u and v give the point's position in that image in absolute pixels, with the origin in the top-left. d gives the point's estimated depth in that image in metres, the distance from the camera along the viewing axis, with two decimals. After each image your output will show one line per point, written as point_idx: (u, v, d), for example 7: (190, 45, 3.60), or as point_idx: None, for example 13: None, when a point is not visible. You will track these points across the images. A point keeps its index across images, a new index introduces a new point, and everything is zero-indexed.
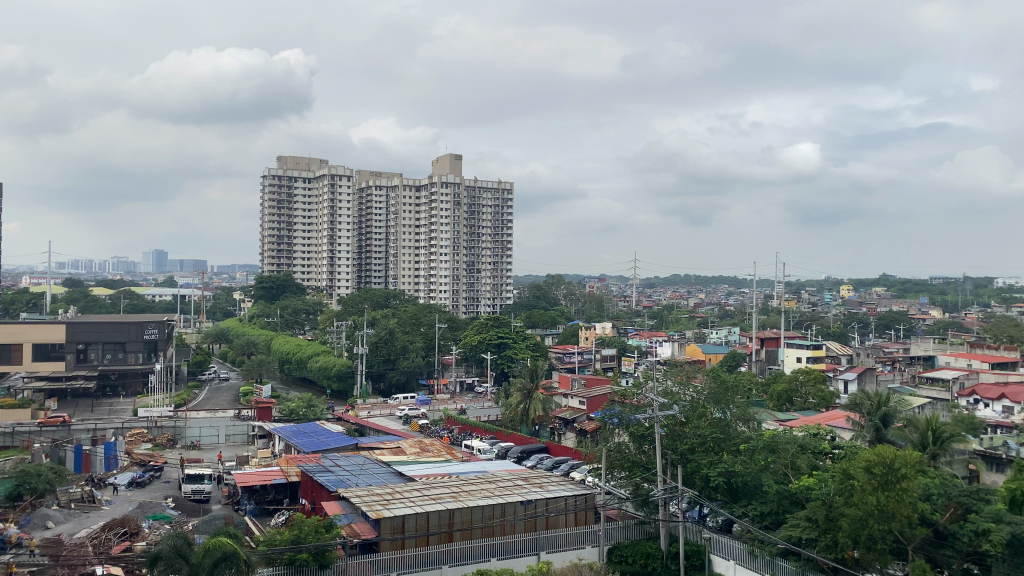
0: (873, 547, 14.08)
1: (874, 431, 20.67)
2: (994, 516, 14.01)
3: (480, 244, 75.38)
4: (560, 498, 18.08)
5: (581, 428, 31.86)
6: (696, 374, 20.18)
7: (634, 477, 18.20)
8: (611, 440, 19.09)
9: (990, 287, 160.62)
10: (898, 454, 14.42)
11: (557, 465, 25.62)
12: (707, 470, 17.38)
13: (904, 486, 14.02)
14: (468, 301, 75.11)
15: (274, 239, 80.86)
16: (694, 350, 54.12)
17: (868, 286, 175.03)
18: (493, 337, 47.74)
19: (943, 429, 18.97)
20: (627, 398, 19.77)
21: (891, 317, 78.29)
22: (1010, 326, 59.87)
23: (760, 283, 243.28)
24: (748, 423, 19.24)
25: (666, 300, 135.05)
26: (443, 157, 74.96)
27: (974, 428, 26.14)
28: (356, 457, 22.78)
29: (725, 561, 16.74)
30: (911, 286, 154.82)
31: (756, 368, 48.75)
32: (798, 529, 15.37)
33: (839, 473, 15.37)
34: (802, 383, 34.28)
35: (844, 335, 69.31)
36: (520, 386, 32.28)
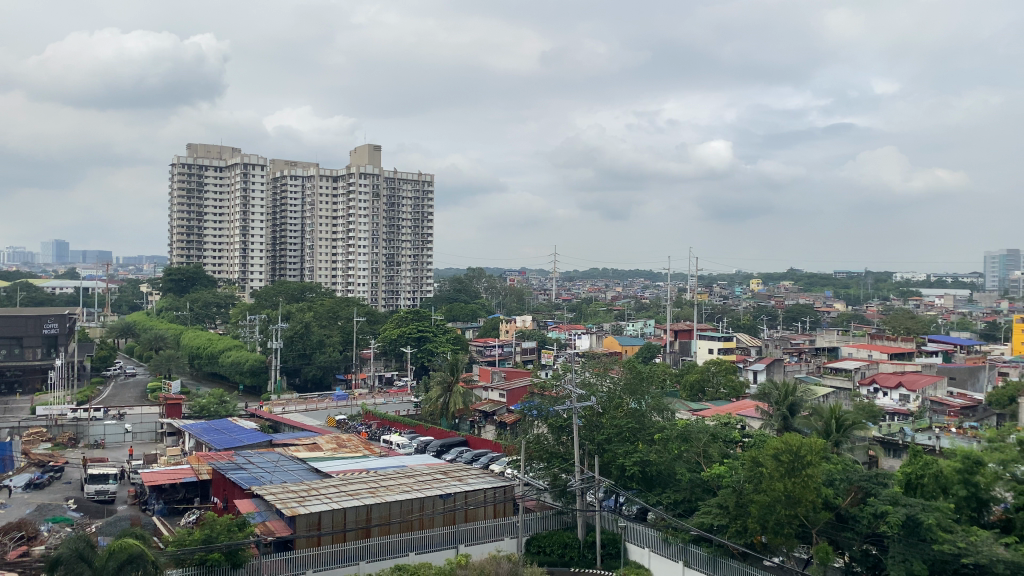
0: (780, 531, 14.67)
1: (782, 420, 21.50)
2: (891, 498, 14.65)
3: (400, 237, 74.75)
4: (479, 490, 18.07)
5: (500, 420, 32.04)
6: (614, 365, 20.46)
7: (552, 468, 18.39)
8: (530, 432, 19.23)
9: (889, 279, 169.83)
10: (804, 442, 14.93)
11: (476, 459, 25.70)
12: (623, 459, 17.73)
13: (808, 472, 14.55)
14: (388, 294, 74.40)
15: (183, 230, 78.21)
16: (611, 341, 55.01)
17: (777, 278, 182.07)
18: (413, 330, 47.22)
19: (846, 416, 19.83)
20: (545, 390, 19.86)
21: (799, 310, 81.52)
22: (907, 318, 63.20)
23: (675, 276, 249.47)
24: (663, 412, 19.58)
25: (583, 293, 136.73)
26: (361, 146, 73.81)
27: (874, 416, 27.57)
28: (270, 454, 22.25)
29: (640, 549, 17.10)
30: (818, 280, 161.58)
31: (671, 359, 49.87)
32: (710, 516, 15.81)
33: (748, 460, 15.89)
34: (713, 374, 35.34)
35: (754, 327, 71.79)
36: (439, 379, 32.06)
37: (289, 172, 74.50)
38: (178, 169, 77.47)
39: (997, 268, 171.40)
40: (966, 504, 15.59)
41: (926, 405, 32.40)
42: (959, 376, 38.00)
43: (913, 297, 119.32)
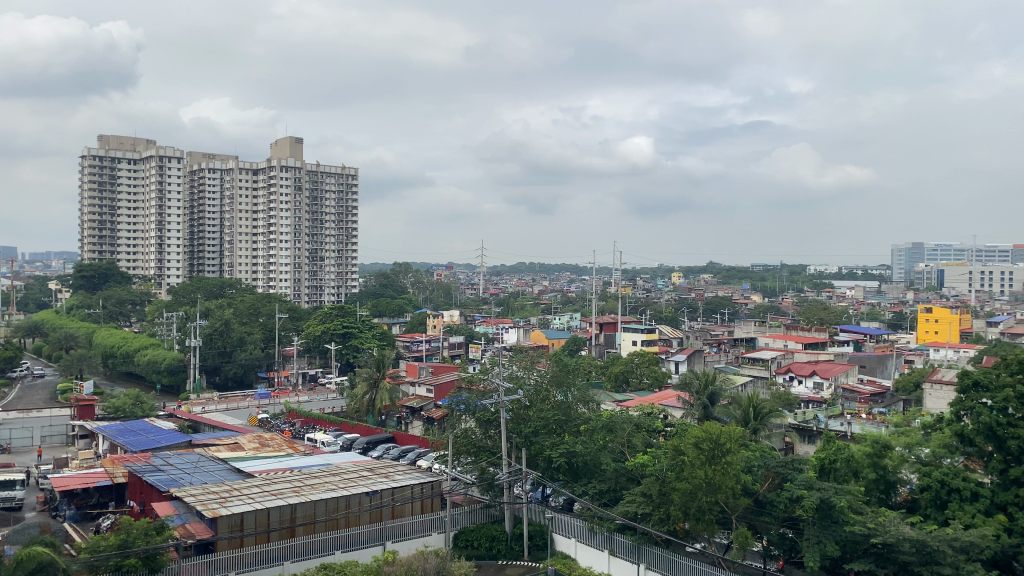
0: (701, 518, 15.05)
1: (702, 409, 22.10)
2: (806, 483, 15.19)
3: (323, 231, 73.62)
4: (406, 487, 17.94)
5: (427, 415, 31.88)
6: (540, 358, 20.56)
7: (480, 462, 18.42)
8: (458, 427, 19.16)
9: (804, 272, 176.27)
10: (723, 430, 15.38)
11: (403, 455, 25.59)
12: (549, 451, 17.92)
13: (728, 460, 14.98)
14: (311, 290, 73.08)
15: (95, 225, 75.16)
16: (538, 334, 55.48)
17: (699, 272, 186.56)
18: (337, 326, 46.53)
19: (763, 405, 20.48)
20: (473, 385, 19.82)
21: (719, 302, 84.00)
22: (821, 309, 65.72)
23: (601, 270, 253.00)
24: (588, 404, 19.82)
25: (510, 287, 137.20)
26: (282, 139, 72.30)
27: (790, 404, 28.62)
28: (190, 455, 21.64)
29: (567, 540, 17.32)
30: (736, 273, 166.46)
31: (596, 352, 50.57)
32: (634, 504, 16.09)
33: (671, 449, 16.27)
34: (637, 365, 36.09)
35: (676, 319, 73.57)
36: (365, 375, 31.69)
37: (207, 165, 72.41)
38: (88, 160, 74.37)
39: (903, 260, 179.74)
40: (875, 486, 16.36)
41: (838, 392, 33.79)
42: (869, 364, 39.68)
43: (825, 288, 123.88)
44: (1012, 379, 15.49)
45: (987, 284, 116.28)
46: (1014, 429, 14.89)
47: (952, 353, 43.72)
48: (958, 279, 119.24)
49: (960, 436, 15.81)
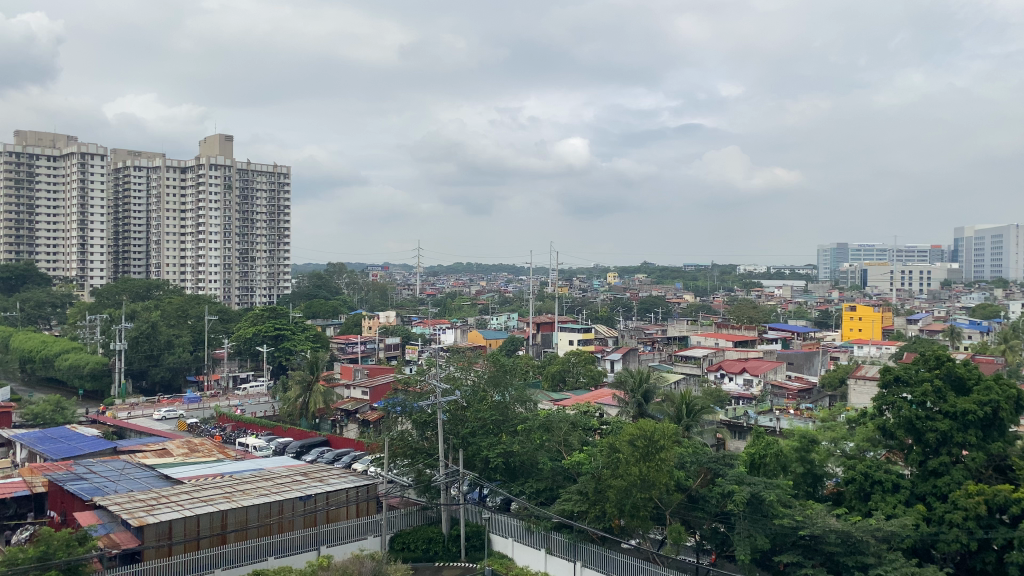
0: (636, 514, 15.30)
1: (637, 406, 22.41)
2: (736, 478, 15.54)
3: (254, 231, 72.25)
4: (341, 491, 17.68)
5: (363, 418, 31.49)
6: (478, 358, 20.48)
7: (416, 464, 18.30)
8: (394, 429, 18.99)
9: (735, 272, 180.45)
10: (657, 427, 15.67)
11: (338, 458, 25.33)
12: (487, 452, 17.92)
13: (662, 457, 15.25)
14: (242, 291, 71.64)
15: (12, 224, 72.06)
16: (475, 335, 55.42)
17: (633, 271, 189.15)
18: (270, 328, 45.61)
19: (695, 402, 20.87)
20: (410, 386, 19.62)
21: (652, 301, 85.35)
22: (750, 308, 67.37)
23: (537, 271, 254.14)
24: (526, 404, 19.85)
25: (447, 287, 136.77)
26: (211, 136, 70.59)
27: (721, 401, 29.23)
28: (114, 462, 20.95)
29: (504, 539, 17.36)
30: (669, 272, 169.44)
31: (533, 351, 50.81)
32: (570, 503, 16.22)
33: (606, 447, 16.47)
34: (573, 364, 36.41)
35: (611, 318, 74.50)
36: (298, 378, 31.16)
37: (132, 163, 70.21)
38: (3, 157, 71.28)
39: (828, 260, 185.78)
40: (803, 480, 16.89)
41: (767, 389, 34.64)
42: (796, 361, 40.79)
43: (755, 287, 127.30)
44: (930, 375, 16.12)
45: (907, 284, 120.93)
46: (932, 422, 15.49)
47: (874, 349, 45.27)
48: (880, 278, 124.01)
49: (882, 429, 16.37)
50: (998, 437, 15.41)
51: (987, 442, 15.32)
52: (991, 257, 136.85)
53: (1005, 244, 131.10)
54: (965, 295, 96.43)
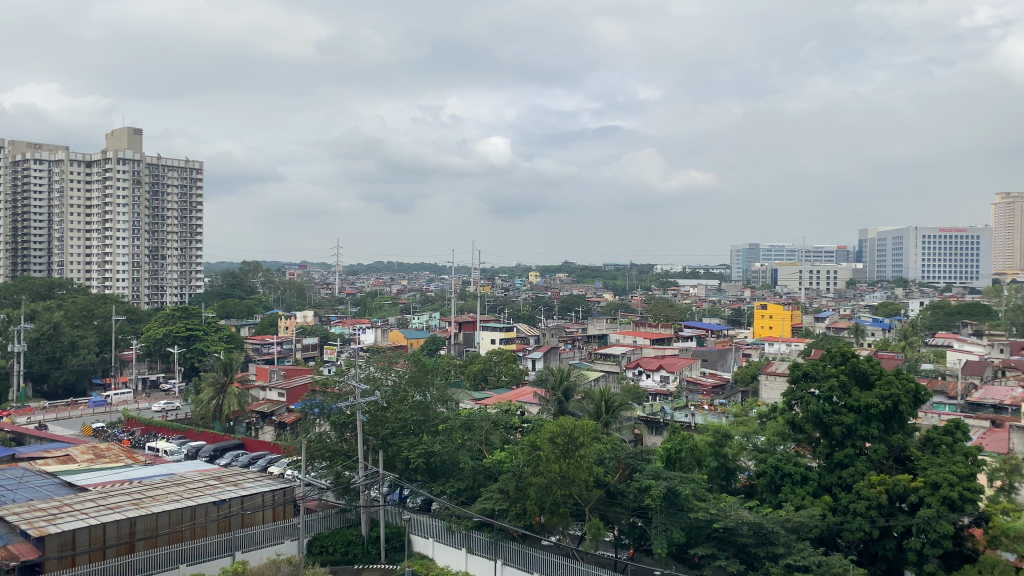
0: (556, 511, 15.43)
1: (557, 404, 22.58)
2: (653, 473, 15.85)
3: (165, 228, 69.88)
4: (256, 495, 17.22)
5: (279, 421, 30.74)
6: (398, 358, 20.29)
7: (335, 466, 18.02)
8: (312, 431, 18.65)
9: (653, 271, 183.98)
10: (577, 424, 15.88)
11: (253, 462, 24.79)
12: (407, 452, 17.77)
13: (581, 453, 15.44)
14: (151, 291, 69.17)
15: None
16: (396, 334, 54.88)
17: (554, 271, 190.59)
18: (181, 329, 44.13)
19: (614, 398, 21.19)
20: (328, 387, 19.31)
21: (573, 300, 86.28)
22: (667, 306, 68.88)
23: (459, 270, 253.52)
24: (447, 404, 19.76)
25: (367, 287, 135.08)
26: (119, 129, 67.94)
27: (638, 397, 29.79)
28: (12, 470, 19.86)
29: (424, 540, 17.27)
30: (588, 271, 171.52)
31: (455, 351, 50.62)
32: (491, 501, 16.20)
33: (527, 445, 16.58)
34: (495, 363, 36.51)
35: (532, 317, 74.96)
36: (211, 380, 30.26)
37: (32, 156, 66.88)
38: None
39: (741, 260, 191.60)
40: (716, 473, 17.40)
41: (683, 384, 35.48)
42: (711, 358, 41.89)
43: (672, 286, 130.10)
44: (836, 370, 16.79)
45: (815, 283, 125.65)
46: (838, 416, 16.13)
47: (784, 347, 46.81)
48: (789, 278, 128.50)
49: (792, 423, 16.96)
50: (898, 430, 16.17)
51: (888, 434, 16.06)
52: (892, 258, 143.48)
53: (905, 245, 137.62)
54: (867, 294, 100.73)
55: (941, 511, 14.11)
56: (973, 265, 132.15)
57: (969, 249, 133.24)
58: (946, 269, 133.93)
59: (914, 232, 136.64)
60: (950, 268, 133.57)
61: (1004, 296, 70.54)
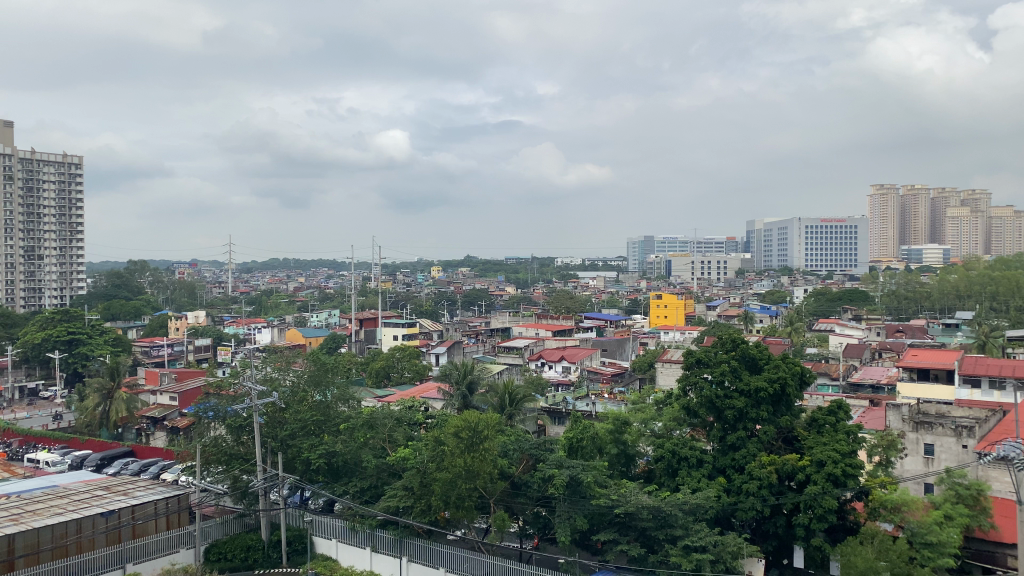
0: (461, 505, 15.43)
1: (461, 398, 22.62)
2: (557, 463, 16.09)
3: (41, 226, 66.12)
4: (148, 503, 16.53)
5: (171, 425, 29.55)
6: (296, 358, 19.83)
7: (232, 470, 17.47)
8: (206, 435, 18.02)
9: (553, 264, 186.34)
10: (481, 417, 15.97)
11: (144, 470, 23.88)
12: (308, 454, 17.40)
13: (485, 446, 15.57)
14: (27, 293, 65.27)
15: None
16: (293, 334, 53.50)
17: (456, 265, 190.14)
18: (62, 332, 41.88)
19: (517, 391, 21.48)
20: (222, 389, 18.69)
21: (475, 295, 86.52)
22: (567, 298, 69.99)
23: (358, 265, 249.50)
24: (348, 402, 19.43)
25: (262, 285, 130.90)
26: None
27: (542, 388, 30.21)
28: None
29: (327, 541, 17.01)
30: (490, 265, 171.76)
31: (356, 349, 49.92)
32: (396, 498, 16.07)
33: (431, 440, 16.55)
34: (398, 359, 36.26)
35: (435, 312, 74.68)
36: (96, 386, 28.82)
37: None
38: None
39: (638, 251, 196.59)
40: (617, 460, 17.88)
41: (584, 374, 36.17)
42: (610, 347, 42.86)
43: (572, 279, 131.82)
44: (727, 356, 17.42)
45: (707, 273, 130.09)
46: (730, 400, 16.75)
47: (679, 335, 48.31)
48: (683, 268, 132.60)
49: (687, 409, 17.52)
50: (786, 412, 16.99)
51: (777, 416, 16.83)
52: (778, 248, 149.84)
53: (790, 236, 144.18)
54: (756, 283, 104.86)
55: (825, 487, 14.91)
56: (852, 253, 139.77)
57: (848, 238, 140.93)
58: (828, 258, 141.06)
59: (798, 222, 142.35)
60: (831, 256, 140.82)
61: (879, 281, 74.99)
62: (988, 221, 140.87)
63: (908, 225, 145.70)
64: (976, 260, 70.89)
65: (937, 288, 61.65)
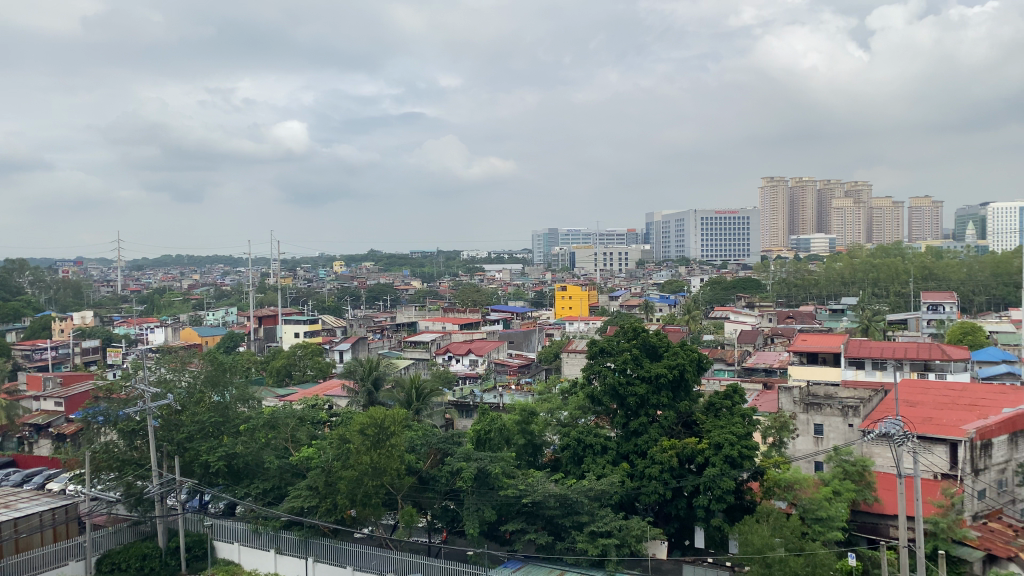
0: (368, 503, 15.28)
1: (367, 395, 22.32)
2: (465, 456, 16.09)
3: None
4: (33, 515, 15.64)
5: (57, 433, 28.06)
6: (192, 358, 19.07)
7: (124, 477, 16.64)
8: (96, 441, 17.19)
9: (458, 257, 185.99)
10: (387, 414, 15.80)
11: (28, 480, 22.64)
12: (206, 456, 16.84)
13: (392, 442, 15.44)
14: None
15: None
16: (189, 333, 51.59)
17: (359, 259, 187.37)
18: None
19: (424, 386, 21.32)
20: (113, 393, 17.82)
21: (380, 289, 85.54)
22: (473, 291, 70.03)
23: (256, 260, 242.61)
24: (248, 402, 18.93)
25: (153, 283, 125.81)
26: None
27: (449, 381, 30.19)
28: None
29: (229, 546, 16.53)
30: (395, 260, 169.95)
31: (256, 347, 48.59)
32: (300, 499, 15.76)
33: (335, 438, 16.26)
34: (300, 357, 35.51)
35: (338, 308, 73.42)
36: None
37: None
38: None
39: (542, 243, 198.49)
40: (524, 451, 18.09)
41: (491, 367, 36.34)
42: (517, 339, 43.19)
43: (478, 272, 132.07)
44: (628, 345, 17.83)
45: (610, 263, 132.58)
46: (632, 387, 17.15)
47: (584, 325, 49.12)
48: (586, 259, 134.67)
49: (591, 397, 17.82)
50: (685, 397, 17.58)
51: (676, 402, 17.37)
52: (676, 239, 154.07)
53: (687, 227, 148.46)
54: (656, 273, 107.49)
55: (723, 469, 15.47)
56: (746, 243, 145.24)
57: (741, 229, 146.27)
58: (723, 248, 146.10)
59: (694, 214, 146.61)
60: (726, 246, 145.92)
61: (770, 270, 78.25)
62: (870, 211, 148.87)
63: (796, 216, 152.47)
64: (859, 249, 74.80)
65: (824, 276, 64.77)
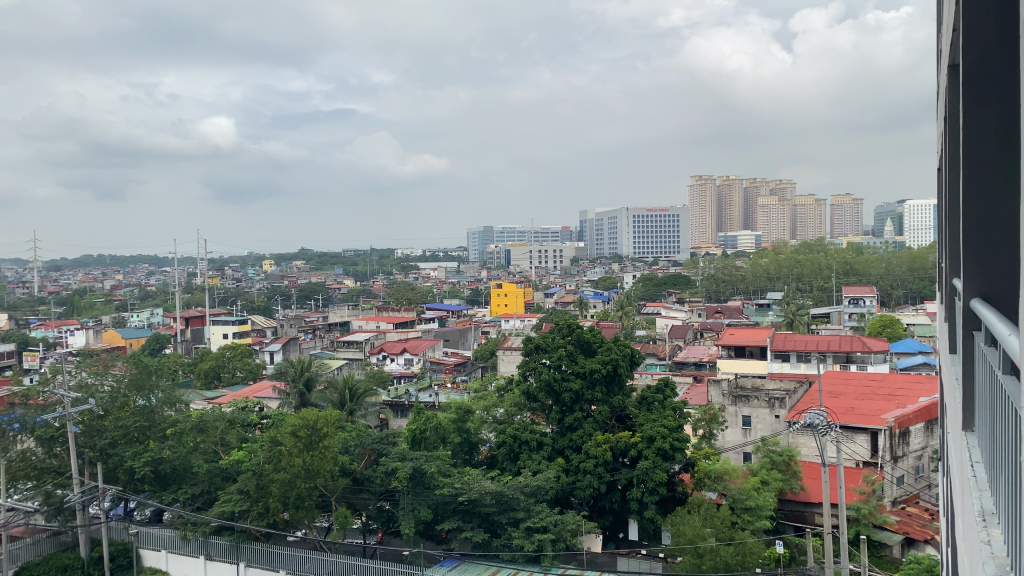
0: (301, 505, 15.05)
1: (299, 396, 21.98)
2: (399, 455, 15.97)
3: None
4: None
5: None
6: (115, 361, 18.25)
7: (43, 486, 16.13)
8: (11, 449, 16.36)
9: (391, 255, 184.47)
10: (319, 415, 15.55)
11: None
12: (132, 462, 16.35)
13: (325, 444, 15.22)
14: None
15: None
16: (112, 335, 49.89)
17: (290, 258, 184.09)
18: None
19: (358, 386, 21.11)
20: (29, 399, 16.96)
21: (311, 288, 84.22)
22: (406, 289, 69.58)
23: (182, 259, 235.98)
24: (175, 406, 18.46)
25: (73, 284, 121.03)
26: None
27: (383, 381, 29.97)
28: None
29: (156, 553, 16.10)
30: (327, 258, 167.48)
31: (182, 349, 47.34)
32: (230, 503, 15.45)
33: (266, 441, 15.90)
34: (229, 358, 34.70)
35: (268, 308, 71.98)
36: None
37: None
38: None
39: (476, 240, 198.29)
40: (460, 449, 18.10)
41: (426, 365, 36.22)
42: (452, 337, 43.25)
43: (412, 270, 131.12)
44: (564, 341, 17.96)
45: (544, 260, 133.34)
46: (566, 383, 17.28)
47: (518, 322, 49.31)
48: (520, 257, 135.15)
49: (526, 394, 17.90)
50: (619, 391, 17.81)
51: (610, 396, 17.58)
52: (608, 237, 155.85)
53: (619, 224, 150.31)
54: (588, 270, 108.53)
55: (655, 462, 15.74)
56: (676, 240, 147.91)
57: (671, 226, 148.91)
58: (654, 245, 148.51)
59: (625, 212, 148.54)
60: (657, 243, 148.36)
61: (699, 266, 79.88)
62: (794, 208, 153.20)
63: (724, 213, 155.92)
64: (784, 245, 76.88)
65: (751, 271, 66.40)
